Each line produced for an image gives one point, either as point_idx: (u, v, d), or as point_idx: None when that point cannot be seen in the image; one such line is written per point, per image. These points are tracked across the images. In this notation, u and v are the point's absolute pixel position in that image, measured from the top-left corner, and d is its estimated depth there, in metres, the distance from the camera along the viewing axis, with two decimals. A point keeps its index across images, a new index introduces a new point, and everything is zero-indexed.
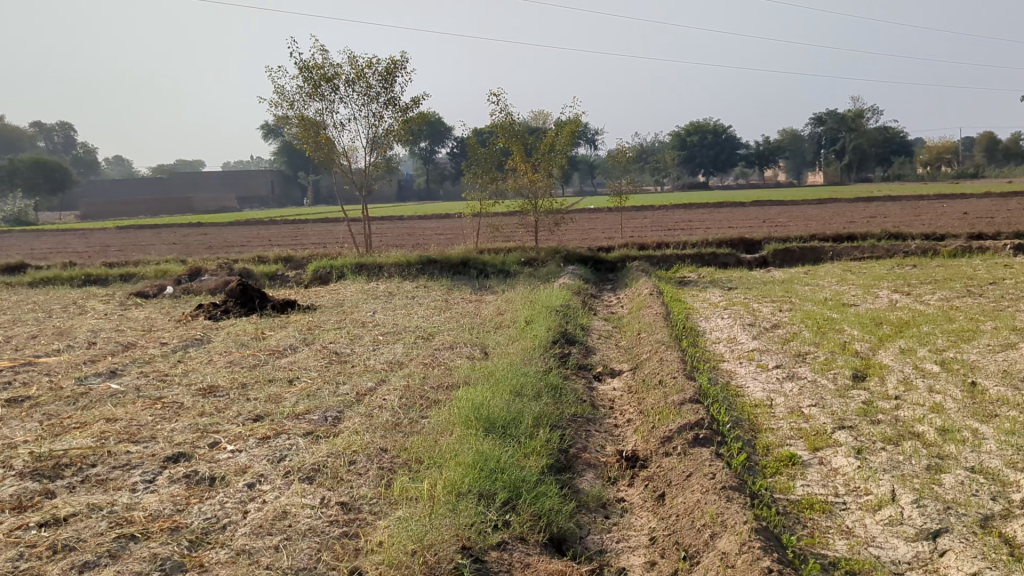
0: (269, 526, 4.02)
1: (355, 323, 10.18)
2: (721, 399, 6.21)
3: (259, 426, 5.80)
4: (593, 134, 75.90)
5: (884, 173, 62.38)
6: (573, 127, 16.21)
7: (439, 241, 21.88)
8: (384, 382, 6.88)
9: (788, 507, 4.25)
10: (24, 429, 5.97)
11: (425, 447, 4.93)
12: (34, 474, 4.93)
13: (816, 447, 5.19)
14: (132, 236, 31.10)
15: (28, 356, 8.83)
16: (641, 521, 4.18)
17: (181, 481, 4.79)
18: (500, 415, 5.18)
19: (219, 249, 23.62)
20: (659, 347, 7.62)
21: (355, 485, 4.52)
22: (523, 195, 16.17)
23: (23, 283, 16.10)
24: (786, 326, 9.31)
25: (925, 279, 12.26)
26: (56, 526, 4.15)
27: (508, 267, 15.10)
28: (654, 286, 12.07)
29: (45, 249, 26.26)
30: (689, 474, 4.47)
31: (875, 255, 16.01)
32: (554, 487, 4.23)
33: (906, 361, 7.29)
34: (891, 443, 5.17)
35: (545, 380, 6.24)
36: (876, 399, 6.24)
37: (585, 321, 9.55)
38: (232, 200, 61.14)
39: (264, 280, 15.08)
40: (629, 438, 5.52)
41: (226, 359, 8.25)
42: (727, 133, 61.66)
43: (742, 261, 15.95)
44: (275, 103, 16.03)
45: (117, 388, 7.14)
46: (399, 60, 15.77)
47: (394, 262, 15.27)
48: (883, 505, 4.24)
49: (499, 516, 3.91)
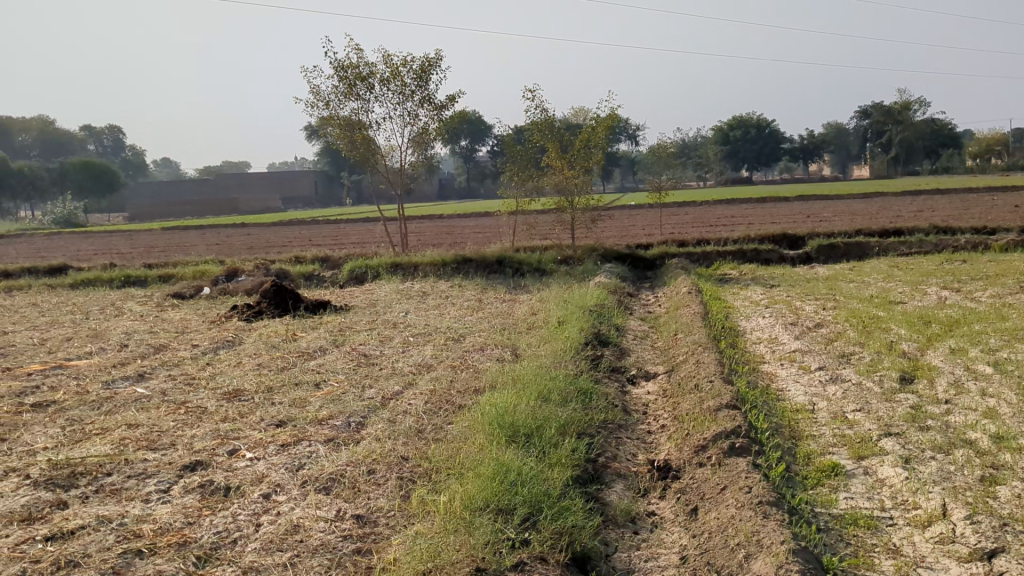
0: (280, 540, 3.85)
1: (387, 324, 10.01)
2: (761, 405, 5.93)
3: (281, 432, 5.62)
4: (634, 130, 75.35)
5: (931, 166, 61.06)
6: (609, 124, 15.94)
7: (476, 241, 21.38)
8: (411, 386, 6.68)
9: (830, 523, 4.00)
10: (46, 435, 5.85)
11: (447, 456, 4.74)
12: (48, 484, 4.79)
13: (861, 455, 4.91)
14: (177, 237, 31.51)
15: (59, 359, 8.75)
16: (672, 538, 3.94)
17: (196, 491, 4.62)
18: (526, 423, 4.95)
19: (258, 249, 23.70)
20: (696, 349, 7.35)
21: (372, 496, 4.33)
22: (560, 193, 15.88)
23: (64, 285, 16.15)
24: (830, 326, 8.97)
25: (975, 275, 11.83)
26: (62, 540, 3.99)
27: (545, 266, 14.86)
28: (693, 285, 11.71)
29: (92, 250, 26.59)
30: (723, 487, 4.23)
31: (923, 251, 15.54)
32: (579, 502, 4.01)
33: (958, 362, 6.95)
34: (941, 452, 4.88)
35: (575, 384, 6.00)
36: (924, 403, 5.93)
37: (620, 321, 9.29)
38: (276, 201, 61.33)
39: (300, 280, 14.98)
40: (663, 446, 5.28)
41: (254, 362, 8.08)
42: (771, 127, 60.94)
43: (785, 257, 15.60)
44: (311, 104, 15.92)
45: (142, 393, 7.01)
46: (434, 58, 15.59)
47: (430, 262, 15.12)
48: (933, 521, 3.96)
49: (517, 534, 3.69)
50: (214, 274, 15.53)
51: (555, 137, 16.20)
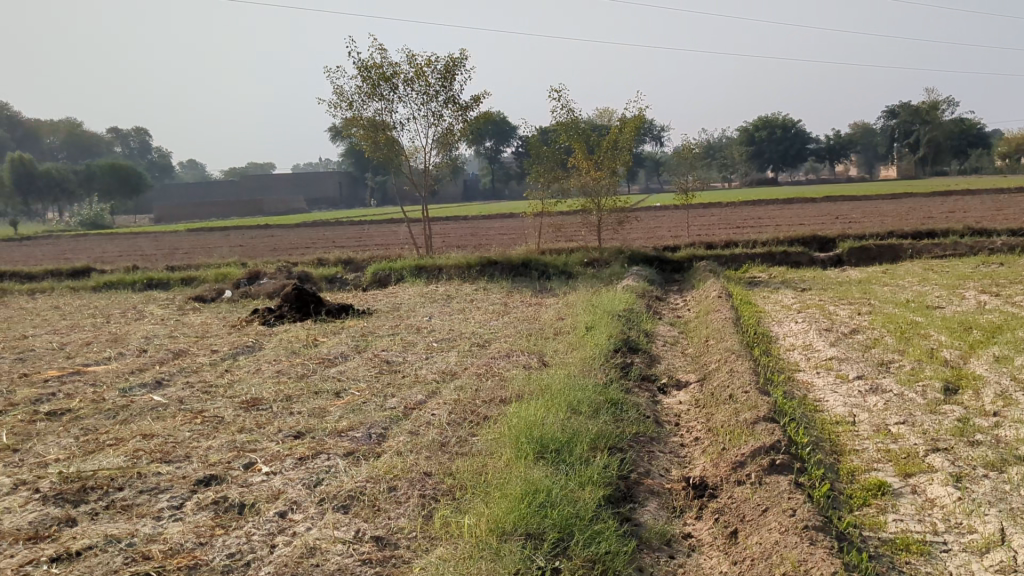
0: (295, 564, 3.63)
1: (410, 328, 9.81)
2: (799, 416, 5.67)
3: (299, 445, 5.42)
4: (658, 131, 75.04)
5: (960, 166, 60.20)
6: (636, 124, 15.67)
7: (501, 242, 21.17)
8: (435, 396, 6.46)
9: (880, 548, 3.76)
10: (58, 446, 5.69)
11: (472, 471, 4.54)
12: (57, 499, 4.61)
13: (908, 473, 4.65)
14: (203, 237, 32.32)
15: (78, 365, 8.61)
16: (711, 563, 3.71)
17: (209, 508, 4.42)
18: (554, 436, 4.72)
19: (282, 251, 23.67)
20: (729, 356, 7.08)
21: (393, 516, 4.11)
22: (587, 194, 15.65)
23: (87, 287, 16.09)
24: (866, 331, 8.69)
25: (1015, 278, 11.48)
26: (68, 561, 3.79)
27: (571, 268, 14.62)
28: (723, 288, 11.46)
29: (118, 252, 26.70)
30: (765, 509, 3.98)
31: (958, 253, 15.18)
32: (613, 525, 3.79)
33: (1003, 371, 6.64)
34: (994, 470, 4.60)
35: (604, 395, 5.75)
36: (972, 415, 5.65)
37: (650, 326, 9.06)
38: (300, 202, 61.11)
39: (322, 283, 14.83)
40: (697, 460, 5.04)
41: (274, 368, 7.92)
42: (797, 126, 60.47)
43: (815, 259, 15.27)
44: (335, 104, 15.74)
45: (159, 400, 6.85)
46: (458, 57, 15.39)
47: (454, 264, 14.92)
48: (991, 548, 3.69)
49: (547, 562, 3.45)
50: (238, 276, 15.41)
51: (580, 137, 15.97)
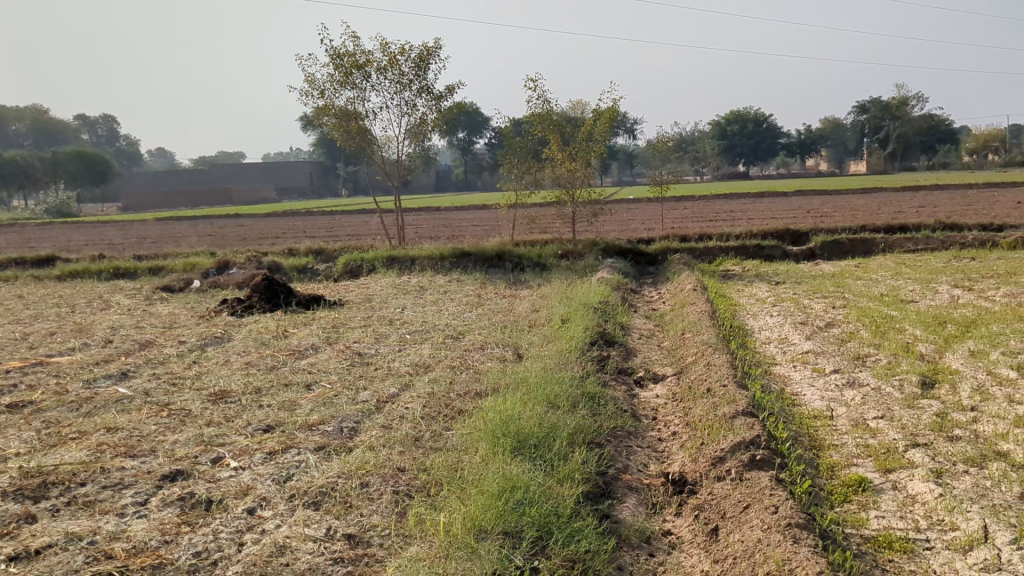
0: (264, 564, 3.51)
1: (382, 320, 9.65)
2: (777, 411, 5.62)
3: (268, 439, 5.28)
4: (631, 124, 75.20)
5: (929, 161, 60.71)
6: (611, 116, 15.56)
7: (474, 235, 20.90)
8: (408, 389, 6.35)
9: (862, 546, 3.70)
10: (18, 439, 5.51)
11: (447, 467, 4.43)
12: (17, 495, 4.45)
13: (888, 469, 4.60)
14: (170, 227, 31.87)
15: (40, 355, 8.40)
16: (691, 561, 3.64)
17: (175, 504, 4.28)
18: (531, 432, 4.62)
19: (251, 241, 23.29)
20: (705, 350, 7.01)
21: (366, 512, 4.01)
22: (561, 186, 15.59)
23: (52, 276, 15.77)
24: (841, 325, 8.64)
25: (987, 273, 11.51)
26: (26, 561, 3.64)
27: (545, 261, 14.54)
28: (697, 281, 11.42)
29: (83, 241, 26.25)
30: (745, 506, 3.91)
31: (929, 247, 15.23)
32: (592, 523, 3.70)
33: (978, 366, 6.60)
34: (974, 465, 4.56)
35: (581, 388, 5.67)
36: (949, 410, 5.61)
37: (625, 319, 8.97)
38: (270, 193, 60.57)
39: (293, 273, 14.63)
40: (676, 455, 4.96)
41: (243, 360, 7.76)
42: (768, 121, 60.72)
43: (788, 253, 15.23)
44: (306, 92, 15.52)
45: (124, 392, 6.67)
46: (433, 47, 15.24)
47: (427, 256, 14.74)
48: (974, 546, 3.63)
49: (525, 562, 3.35)
50: (206, 266, 15.16)
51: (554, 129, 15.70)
